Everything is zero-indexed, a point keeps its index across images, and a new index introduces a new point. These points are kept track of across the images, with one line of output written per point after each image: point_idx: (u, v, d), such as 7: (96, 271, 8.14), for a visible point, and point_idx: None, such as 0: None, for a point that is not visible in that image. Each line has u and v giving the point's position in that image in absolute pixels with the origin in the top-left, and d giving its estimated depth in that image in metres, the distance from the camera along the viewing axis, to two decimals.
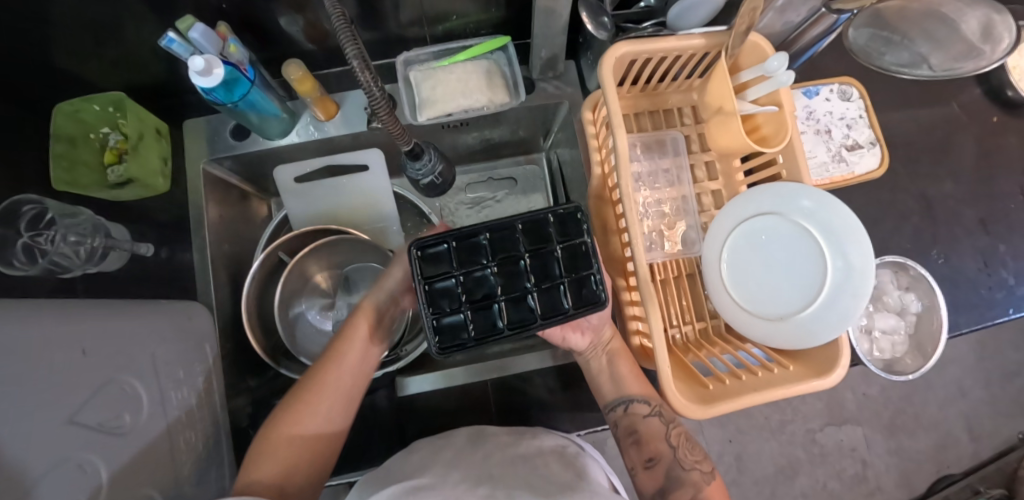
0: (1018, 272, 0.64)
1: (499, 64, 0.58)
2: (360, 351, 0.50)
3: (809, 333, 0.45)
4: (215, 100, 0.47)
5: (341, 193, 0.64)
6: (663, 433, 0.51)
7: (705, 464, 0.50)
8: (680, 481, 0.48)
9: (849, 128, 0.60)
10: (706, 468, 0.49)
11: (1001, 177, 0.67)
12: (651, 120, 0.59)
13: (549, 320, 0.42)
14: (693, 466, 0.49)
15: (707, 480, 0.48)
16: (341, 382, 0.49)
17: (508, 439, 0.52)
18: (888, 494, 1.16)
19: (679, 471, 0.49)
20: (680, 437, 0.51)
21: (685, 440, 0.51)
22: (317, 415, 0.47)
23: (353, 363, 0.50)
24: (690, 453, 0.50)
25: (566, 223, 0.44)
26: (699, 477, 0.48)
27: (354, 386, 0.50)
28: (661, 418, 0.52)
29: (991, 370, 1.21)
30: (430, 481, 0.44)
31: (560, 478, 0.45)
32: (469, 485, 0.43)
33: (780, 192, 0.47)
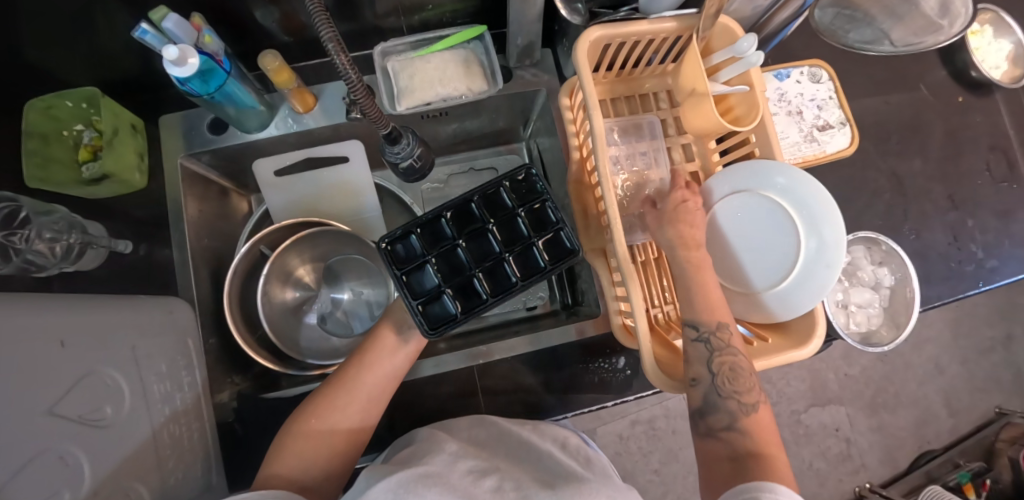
0: (986, 245, 0.66)
1: (477, 53, 0.58)
2: (387, 353, 0.50)
3: (790, 304, 0.46)
4: (191, 91, 0.47)
5: (323, 186, 0.64)
6: (706, 355, 0.41)
7: (750, 393, 0.41)
8: (714, 406, 0.40)
9: (820, 109, 0.62)
10: (752, 400, 0.40)
11: (967, 155, 0.69)
12: (628, 105, 0.60)
13: (529, 278, 0.48)
14: (731, 394, 0.40)
15: (747, 411, 0.40)
16: (366, 382, 0.49)
17: (512, 426, 0.53)
18: (872, 470, 1.19)
19: (715, 400, 0.40)
20: (725, 363, 0.41)
21: (732, 367, 0.41)
22: (340, 413, 0.48)
23: (379, 366, 0.49)
24: (732, 380, 0.41)
25: (520, 188, 0.50)
26: (738, 407, 0.40)
27: (380, 387, 0.50)
28: (708, 346, 0.41)
29: (966, 346, 1.24)
30: (438, 468, 0.41)
31: (565, 470, 0.46)
32: (476, 477, 0.40)
33: (755, 169, 0.48)
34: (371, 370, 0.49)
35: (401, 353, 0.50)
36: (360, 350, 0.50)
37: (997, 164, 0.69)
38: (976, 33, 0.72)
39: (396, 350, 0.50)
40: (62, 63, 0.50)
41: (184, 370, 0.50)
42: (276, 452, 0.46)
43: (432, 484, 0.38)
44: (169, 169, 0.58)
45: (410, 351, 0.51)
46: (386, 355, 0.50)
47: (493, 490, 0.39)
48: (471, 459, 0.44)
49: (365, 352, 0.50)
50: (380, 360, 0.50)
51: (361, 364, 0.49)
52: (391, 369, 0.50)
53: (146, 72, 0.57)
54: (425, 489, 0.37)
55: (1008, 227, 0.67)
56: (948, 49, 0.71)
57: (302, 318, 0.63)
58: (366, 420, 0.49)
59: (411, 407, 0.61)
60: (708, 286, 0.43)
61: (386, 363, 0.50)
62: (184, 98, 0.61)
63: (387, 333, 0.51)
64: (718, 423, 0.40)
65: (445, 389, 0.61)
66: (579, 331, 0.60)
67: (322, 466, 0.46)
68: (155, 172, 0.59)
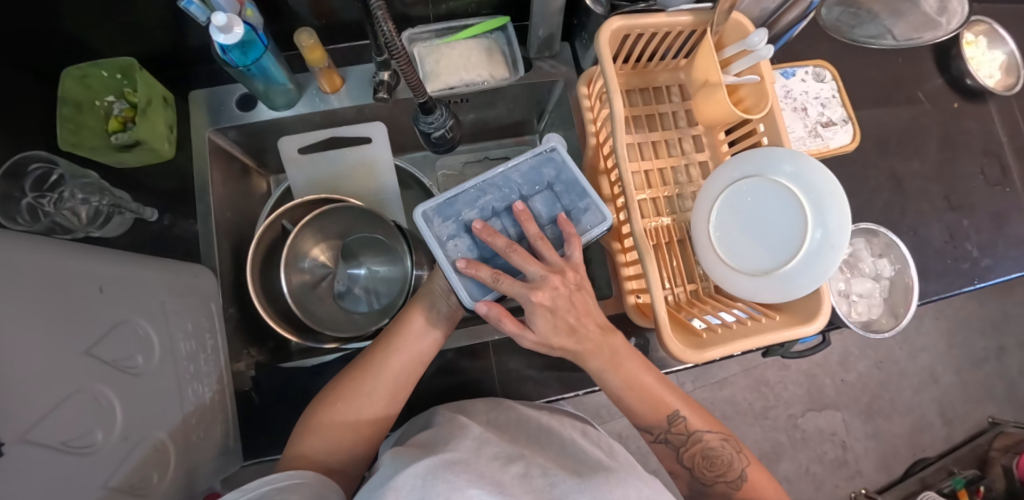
0: (981, 244, 0.71)
1: (499, 43, 0.61)
2: (415, 336, 0.50)
3: (794, 286, 0.48)
4: (230, 61, 0.50)
5: (345, 165, 0.66)
6: (677, 457, 0.49)
7: (729, 472, 0.48)
8: (706, 492, 0.50)
9: (824, 106, 0.65)
10: (732, 477, 0.48)
11: (962, 160, 0.74)
12: (642, 97, 0.62)
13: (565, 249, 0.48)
14: (715, 479, 0.49)
15: (736, 485, 0.48)
16: (391, 367, 0.49)
17: (531, 413, 0.54)
18: (868, 477, 1.21)
19: (702, 486, 0.50)
20: (696, 457, 0.49)
21: (704, 458, 0.49)
22: (366, 397, 0.48)
23: (406, 350, 0.50)
24: (711, 468, 0.49)
25: None
26: (726, 488, 0.48)
27: (407, 372, 0.50)
28: (671, 444, 0.49)
29: (961, 356, 1.27)
30: (464, 454, 0.40)
31: (589, 457, 0.45)
32: (501, 463, 0.40)
33: (763, 157, 0.51)
34: (398, 353, 0.49)
35: (428, 336, 0.51)
36: (388, 334, 0.51)
37: (991, 168, 0.74)
38: (971, 43, 0.76)
39: (422, 333, 0.50)
40: (95, 33, 0.51)
41: (207, 333, 0.50)
42: (302, 430, 0.47)
43: (459, 471, 0.37)
44: (197, 142, 0.59)
45: (436, 336, 0.51)
46: (412, 339, 0.50)
47: (519, 474, 0.39)
48: (495, 445, 0.44)
49: (393, 336, 0.50)
50: (407, 345, 0.50)
51: (388, 350, 0.49)
52: (417, 351, 0.50)
53: (178, 47, 0.58)
54: (453, 476, 0.37)
55: (1002, 228, 0.72)
56: (945, 59, 0.75)
57: (317, 294, 0.63)
58: (391, 407, 0.49)
59: (428, 384, 0.62)
60: (642, 392, 0.48)
61: (414, 347, 0.50)
62: (214, 76, 0.62)
63: (416, 317, 0.51)
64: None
65: (460, 370, 0.62)
66: None
67: (349, 449, 0.47)
68: (182, 145, 0.60)
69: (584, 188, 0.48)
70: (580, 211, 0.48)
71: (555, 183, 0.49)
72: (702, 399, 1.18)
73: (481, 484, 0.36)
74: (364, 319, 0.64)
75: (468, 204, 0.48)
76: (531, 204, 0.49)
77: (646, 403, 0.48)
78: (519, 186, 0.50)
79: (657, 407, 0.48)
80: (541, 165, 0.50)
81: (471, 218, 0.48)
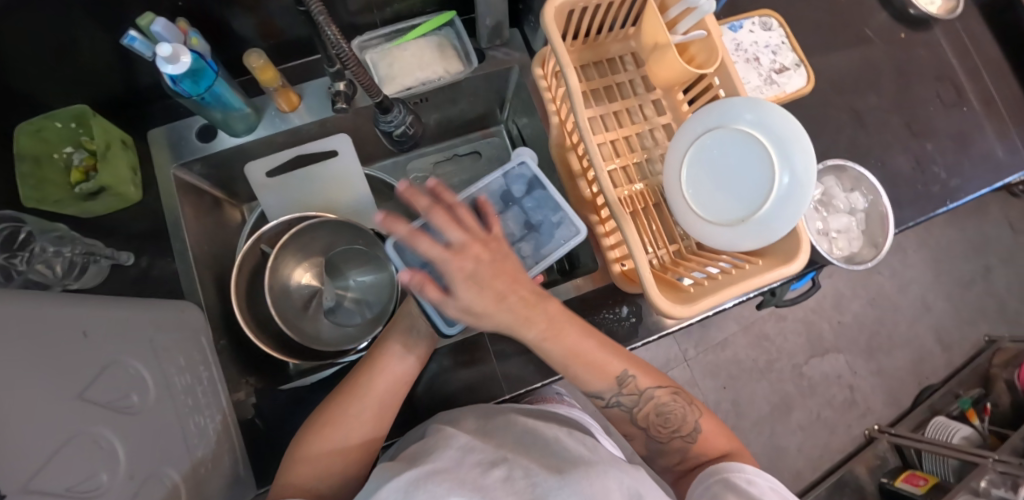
0: (948, 166, 0.74)
1: (449, 38, 0.61)
2: (396, 358, 0.51)
3: (771, 229, 0.49)
4: (182, 92, 0.49)
5: (315, 181, 0.65)
6: (631, 417, 0.51)
7: (684, 426, 0.50)
8: (662, 450, 0.51)
9: (775, 53, 0.66)
10: (686, 431, 0.50)
11: (917, 87, 0.77)
12: (597, 70, 0.63)
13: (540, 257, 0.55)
14: (671, 436, 0.50)
15: (691, 440, 0.50)
16: (376, 389, 0.49)
17: (518, 416, 0.54)
18: (878, 413, 1.23)
19: (658, 444, 0.51)
20: (648, 416, 0.50)
21: (655, 416, 0.50)
22: (353, 421, 0.48)
23: (389, 371, 0.50)
24: (665, 426, 0.50)
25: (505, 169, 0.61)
26: (681, 444, 0.50)
27: (390, 393, 0.50)
28: (624, 406, 0.50)
29: (950, 282, 1.30)
30: (447, 463, 0.41)
31: (572, 454, 0.46)
32: (485, 468, 0.41)
33: (723, 109, 0.52)
34: (380, 375, 0.50)
35: (410, 357, 0.51)
36: (370, 355, 0.52)
37: (945, 91, 0.78)
38: None
39: (403, 355, 0.51)
40: (44, 85, 0.51)
41: (202, 365, 0.50)
42: (288, 464, 0.46)
43: (441, 480, 0.38)
44: (163, 181, 0.59)
45: (417, 357, 0.52)
46: (395, 357, 0.51)
47: (503, 479, 0.39)
48: (480, 451, 0.44)
49: (375, 359, 0.51)
50: (390, 366, 0.50)
51: (372, 372, 0.50)
52: (400, 372, 0.51)
53: (131, 89, 0.58)
54: (434, 486, 0.38)
55: (967, 148, 0.76)
56: None
57: (308, 313, 0.63)
58: (379, 426, 0.50)
59: (431, 385, 0.62)
60: (589, 357, 0.47)
61: (397, 368, 0.51)
62: (171, 113, 0.62)
63: (396, 340, 0.52)
64: (672, 458, 0.51)
65: (460, 366, 0.62)
66: (578, 286, 0.62)
67: (338, 476, 0.47)
68: (150, 186, 0.60)
69: (556, 203, 0.56)
70: (552, 225, 0.56)
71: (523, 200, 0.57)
72: (706, 363, 1.19)
73: (463, 492, 0.37)
74: (360, 331, 0.64)
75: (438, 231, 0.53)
76: (501, 222, 0.56)
77: (594, 368, 0.48)
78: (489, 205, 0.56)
79: (604, 372, 0.48)
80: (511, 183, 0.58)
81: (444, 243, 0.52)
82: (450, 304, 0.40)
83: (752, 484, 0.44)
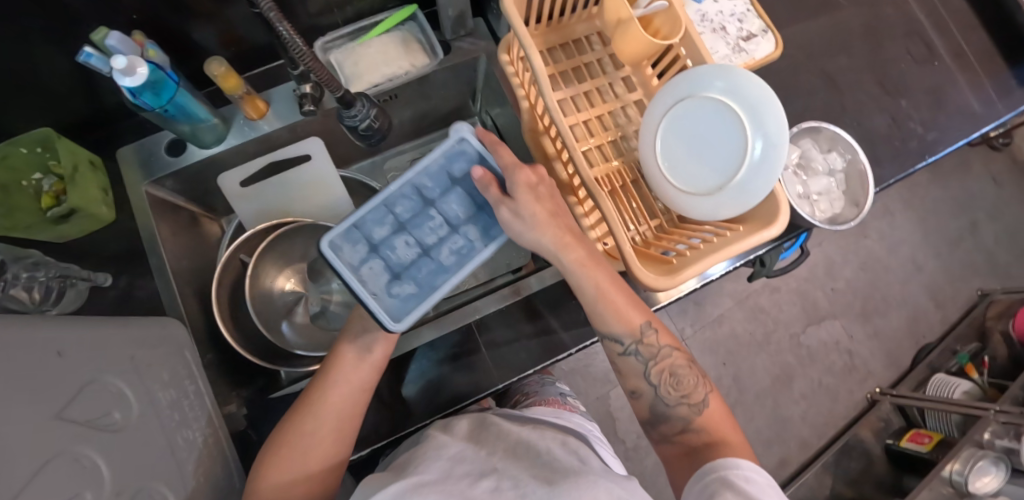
0: (924, 121, 0.76)
1: (413, 32, 0.61)
2: (349, 366, 0.48)
3: (748, 194, 0.49)
4: (144, 105, 0.48)
5: (291, 187, 0.65)
6: (644, 371, 0.51)
7: (693, 395, 0.51)
8: (667, 415, 0.51)
9: (741, 21, 0.66)
10: (696, 398, 0.50)
11: (886, 45, 0.78)
12: (565, 52, 0.62)
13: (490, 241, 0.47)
14: (679, 400, 0.50)
15: (697, 410, 0.50)
16: (330, 403, 0.47)
17: (509, 427, 0.53)
18: (878, 375, 1.24)
19: (665, 407, 0.51)
20: (663, 374, 0.51)
21: (671, 376, 0.51)
22: (310, 439, 0.46)
23: (344, 380, 0.48)
24: (677, 387, 0.51)
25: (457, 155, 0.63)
26: (688, 411, 0.50)
27: (347, 403, 0.48)
28: (640, 357, 0.51)
29: (938, 240, 1.30)
30: (433, 476, 0.43)
31: (562, 465, 0.45)
32: (470, 480, 0.43)
33: (692, 78, 0.51)
34: (334, 387, 0.48)
35: (366, 363, 0.49)
36: (322, 372, 0.49)
37: (915, 47, 0.79)
38: None
39: (357, 363, 0.49)
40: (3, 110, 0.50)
41: (188, 379, 0.50)
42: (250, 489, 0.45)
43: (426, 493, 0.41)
44: (135, 199, 0.58)
45: (372, 363, 0.49)
46: (349, 369, 0.48)
47: (487, 490, 0.41)
48: (467, 462, 0.46)
49: (327, 370, 0.48)
50: (343, 375, 0.48)
51: (326, 384, 0.48)
52: (356, 381, 0.48)
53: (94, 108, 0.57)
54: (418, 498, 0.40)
55: (940, 103, 0.77)
56: None
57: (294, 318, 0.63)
58: (341, 439, 0.48)
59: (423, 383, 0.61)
60: (614, 296, 0.49)
61: (352, 376, 0.48)
62: (138, 129, 0.61)
63: (347, 347, 0.49)
64: (675, 427, 0.50)
65: (450, 360, 0.61)
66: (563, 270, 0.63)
67: None
68: (122, 205, 0.59)
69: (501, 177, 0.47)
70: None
71: (467, 176, 0.48)
72: (704, 341, 1.20)
73: None
74: None
75: (373, 224, 0.47)
76: (444, 205, 0.48)
77: (614, 309, 0.49)
78: (426, 190, 0.48)
79: (629, 316, 0.50)
80: (451, 160, 0.48)
81: (382, 238, 0.47)
82: (508, 205, 0.43)
83: (749, 481, 0.42)
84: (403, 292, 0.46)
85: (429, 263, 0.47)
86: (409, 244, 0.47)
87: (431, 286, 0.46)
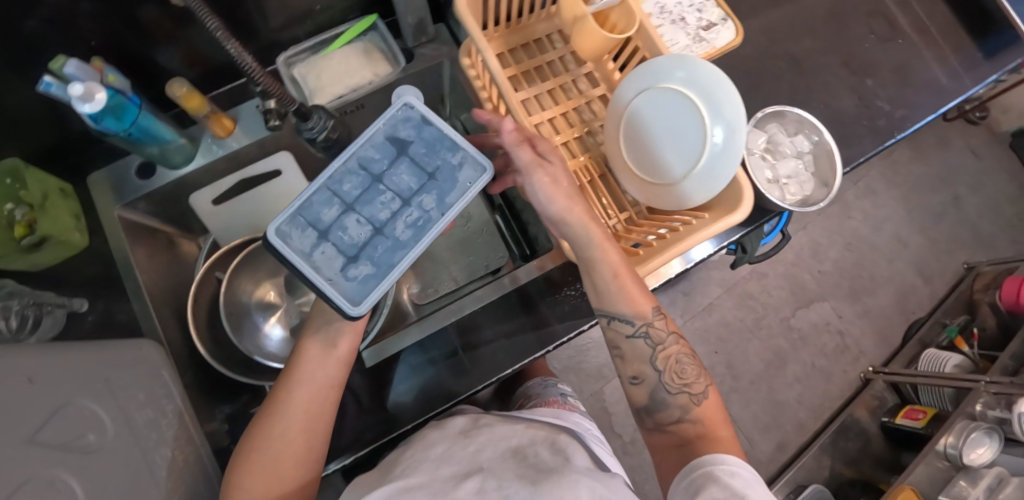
0: (891, 99, 0.76)
1: (375, 42, 0.62)
2: (313, 364, 0.48)
3: (712, 181, 0.50)
4: (108, 130, 0.49)
5: (262, 202, 0.63)
6: (650, 356, 0.51)
7: (695, 385, 0.50)
8: (666, 404, 0.49)
9: (700, 11, 0.67)
10: (697, 390, 0.50)
11: (849, 26, 0.79)
12: (526, 53, 0.63)
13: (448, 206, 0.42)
14: (681, 388, 0.49)
15: (696, 401, 0.49)
16: (297, 401, 0.47)
17: (503, 427, 0.53)
18: (870, 354, 1.25)
19: (666, 394, 0.49)
20: (668, 361, 0.50)
21: (676, 364, 0.50)
22: (279, 439, 0.46)
23: (309, 378, 0.47)
24: (680, 376, 0.50)
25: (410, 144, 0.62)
26: (687, 400, 0.49)
27: (315, 401, 0.47)
28: (648, 340, 0.51)
29: (922, 215, 1.31)
30: (421, 479, 0.45)
31: (546, 464, 0.46)
32: (457, 480, 0.44)
33: (652, 70, 0.52)
34: (301, 385, 0.47)
35: (332, 359, 0.48)
36: (287, 369, 0.48)
37: (878, 26, 0.80)
38: None
39: (322, 360, 0.48)
40: None
41: (167, 399, 0.50)
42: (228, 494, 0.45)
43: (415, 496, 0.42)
44: (108, 223, 0.58)
45: (338, 358, 0.49)
46: (314, 365, 0.48)
47: (474, 493, 0.41)
48: (456, 464, 0.47)
49: (293, 369, 0.48)
50: (309, 373, 0.48)
51: (291, 382, 0.47)
52: (322, 378, 0.48)
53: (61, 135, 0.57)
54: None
55: (905, 80, 0.78)
56: None
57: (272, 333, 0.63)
58: (311, 439, 0.47)
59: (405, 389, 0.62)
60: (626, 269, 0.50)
61: (317, 374, 0.48)
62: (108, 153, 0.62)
63: (311, 345, 0.49)
64: (671, 415, 0.49)
65: (431, 364, 0.61)
66: (540, 266, 0.62)
67: None
68: (95, 230, 0.59)
69: (452, 140, 0.44)
70: (456, 164, 0.43)
71: (417, 142, 0.43)
72: (695, 330, 1.20)
73: None
74: None
75: (318, 204, 0.41)
76: (395, 174, 0.42)
77: (626, 286, 0.49)
78: (373, 162, 0.43)
79: (638, 294, 0.50)
80: (398, 126, 0.44)
81: (331, 219, 0.41)
82: (541, 167, 0.48)
83: (735, 476, 0.41)
84: (360, 274, 0.40)
85: (384, 239, 0.41)
86: (361, 222, 0.41)
87: (390, 264, 0.41)
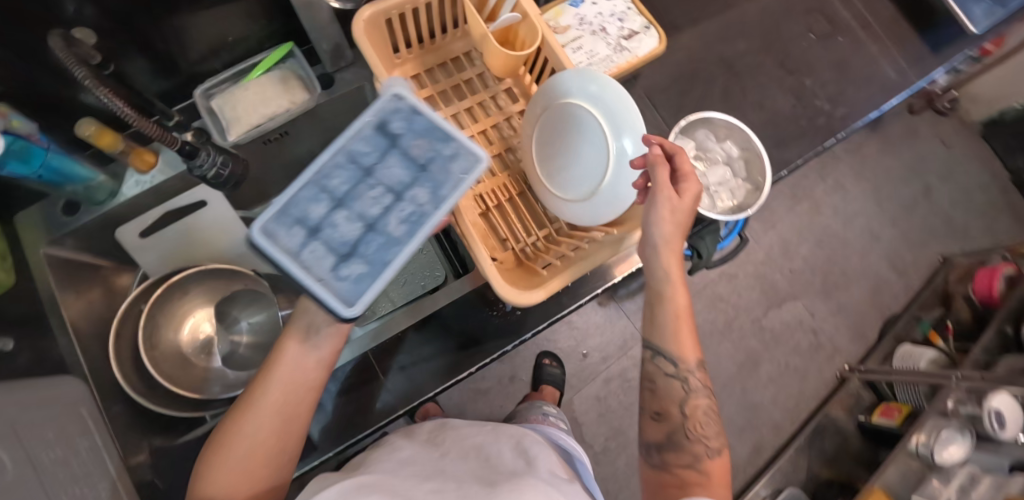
0: (830, 97, 0.76)
1: (294, 70, 0.62)
2: (292, 359, 0.39)
3: (619, 199, 0.49)
4: (16, 174, 0.49)
5: (189, 234, 0.63)
6: (681, 399, 0.47)
7: (714, 438, 0.45)
8: (680, 445, 0.45)
9: (622, 20, 0.67)
10: (713, 442, 0.45)
11: (785, 27, 0.78)
12: (444, 72, 0.63)
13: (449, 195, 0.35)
14: (699, 437, 0.45)
15: (712, 453, 0.44)
16: (271, 399, 0.37)
17: (472, 435, 0.50)
18: (846, 351, 1.23)
19: (683, 439, 0.45)
20: (697, 410, 0.47)
21: (704, 413, 0.47)
22: (245, 441, 0.36)
23: (285, 373, 0.38)
24: (700, 425, 0.46)
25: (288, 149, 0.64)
26: (703, 450, 0.44)
27: (293, 395, 0.38)
28: (684, 385, 0.47)
29: (894, 208, 1.30)
30: (382, 476, 0.38)
31: (508, 467, 0.41)
32: (418, 481, 0.38)
33: (559, 86, 0.51)
34: (277, 379, 0.38)
35: (316, 354, 0.39)
36: (262, 367, 0.39)
37: (817, 24, 0.79)
38: None
39: (301, 350, 0.39)
40: None
41: (86, 437, 0.50)
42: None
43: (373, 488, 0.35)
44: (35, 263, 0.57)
45: (321, 352, 0.40)
46: (292, 362, 0.39)
47: (432, 490, 0.36)
48: (417, 468, 0.42)
49: (269, 363, 0.39)
50: (286, 367, 0.38)
51: (264, 377, 0.38)
52: (301, 370, 0.39)
53: None
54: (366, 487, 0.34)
55: (844, 77, 0.77)
56: None
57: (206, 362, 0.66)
58: (285, 441, 0.38)
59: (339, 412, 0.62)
60: (682, 323, 0.48)
61: (297, 367, 0.39)
62: None
63: (289, 340, 0.39)
64: (682, 456, 0.44)
65: None
66: None
67: None
68: None
69: (443, 130, 0.36)
70: (447, 153, 0.36)
71: (406, 130, 0.36)
72: None
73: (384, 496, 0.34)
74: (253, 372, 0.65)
75: (293, 204, 0.32)
76: (383, 167, 0.35)
77: (678, 334, 0.48)
78: (361, 156, 0.35)
79: (688, 342, 0.48)
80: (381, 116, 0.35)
81: (319, 216, 0.33)
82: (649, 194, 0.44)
83: None
84: (354, 273, 0.32)
85: (377, 237, 0.33)
86: (351, 218, 0.33)
87: (386, 263, 0.33)
